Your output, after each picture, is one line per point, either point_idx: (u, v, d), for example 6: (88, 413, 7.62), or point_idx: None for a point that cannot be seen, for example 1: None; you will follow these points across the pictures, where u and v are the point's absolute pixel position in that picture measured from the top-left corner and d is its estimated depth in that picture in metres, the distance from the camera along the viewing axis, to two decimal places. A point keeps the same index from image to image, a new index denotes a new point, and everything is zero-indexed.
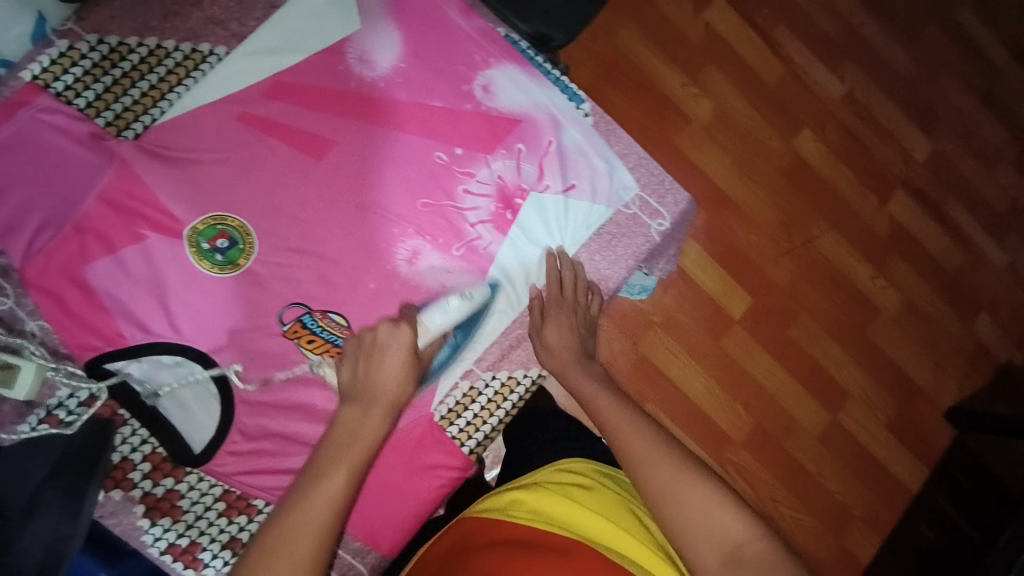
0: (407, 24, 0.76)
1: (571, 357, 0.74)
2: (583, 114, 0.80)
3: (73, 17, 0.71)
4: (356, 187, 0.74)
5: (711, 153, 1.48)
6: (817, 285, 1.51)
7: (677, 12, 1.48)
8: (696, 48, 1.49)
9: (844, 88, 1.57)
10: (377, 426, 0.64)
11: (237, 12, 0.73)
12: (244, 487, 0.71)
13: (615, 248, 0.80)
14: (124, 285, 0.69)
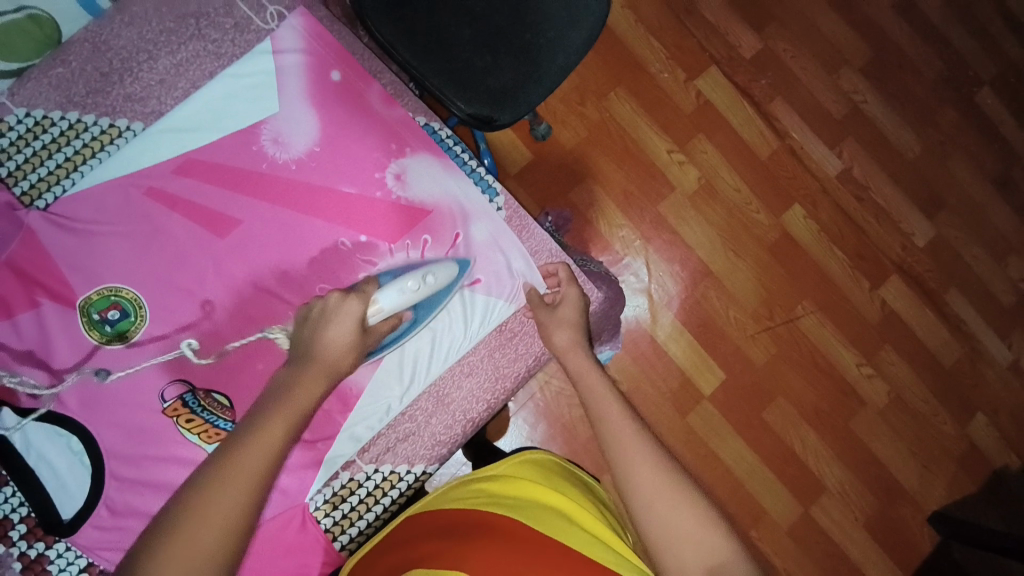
0: (325, 108, 0.77)
1: (575, 339, 0.72)
2: (496, 208, 0.80)
3: (5, 91, 0.73)
4: (255, 265, 0.74)
5: (690, 222, 1.39)
6: (798, 370, 1.39)
7: (667, 78, 1.41)
8: (685, 116, 1.41)
9: (841, 164, 1.46)
10: (308, 391, 0.61)
11: (158, 90, 0.76)
12: (105, 562, 0.69)
13: (516, 345, 0.78)
14: (15, 348, 0.70)
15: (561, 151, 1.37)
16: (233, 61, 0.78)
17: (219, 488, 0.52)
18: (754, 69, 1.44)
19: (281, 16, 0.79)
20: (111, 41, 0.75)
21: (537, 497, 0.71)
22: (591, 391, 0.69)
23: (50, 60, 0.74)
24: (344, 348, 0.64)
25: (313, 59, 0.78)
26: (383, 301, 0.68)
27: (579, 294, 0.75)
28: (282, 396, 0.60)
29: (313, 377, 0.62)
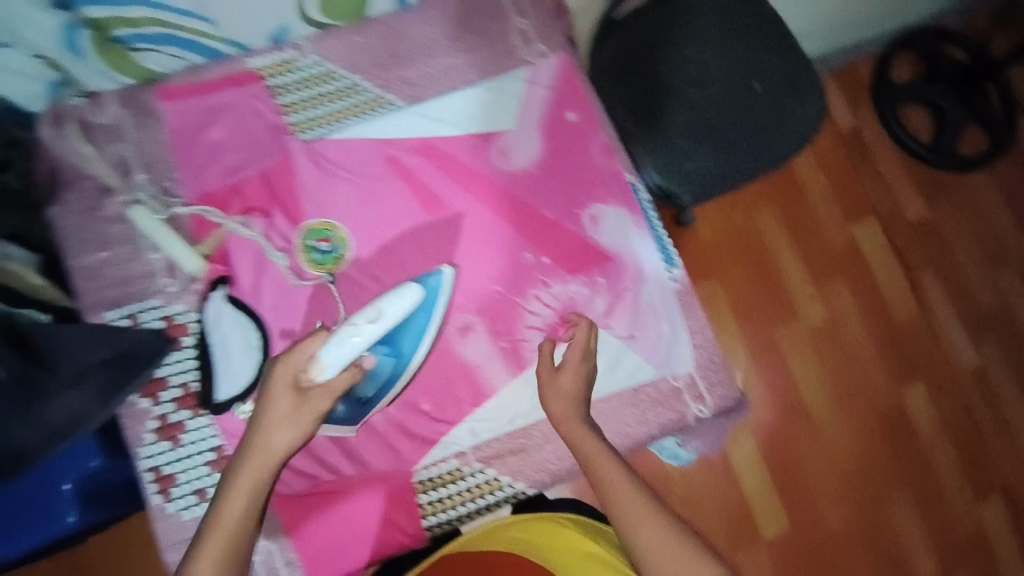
0: (553, 140, 0.85)
1: (575, 407, 0.72)
2: (671, 278, 0.83)
3: (308, 36, 0.83)
4: (448, 250, 0.82)
5: (806, 359, 1.34)
6: (872, 555, 1.28)
7: (826, 215, 1.41)
8: (832, 258, 1.39)
9: (976, 360, 1.39)
10: (286, 443, 0.63)
11: (428, 79, 0.85)
12: (237, 450, 0.75)
13: (646, 411, 0.80)
14: (241, 243, 0.80)
15: (698, 242, 1.35)
16: (494, 76, 0.86)
17: (216, 510, 0.61)
18: (914, 236, 1.42)
19: (545, 53, 0.86)
20: (405, 31, 0.85)
21: (575, 544, 0.80)
22: (599, 464, 0.67)
23: (352, 28, 0.84)
24: (317, 409, 0.63)
25: (558, 96, 0.86)
26: (326, 360, 0.63)
27: (580, 360, 0.75)
28: (247, 460, 0.62)
29: (279, 413, 0.62)
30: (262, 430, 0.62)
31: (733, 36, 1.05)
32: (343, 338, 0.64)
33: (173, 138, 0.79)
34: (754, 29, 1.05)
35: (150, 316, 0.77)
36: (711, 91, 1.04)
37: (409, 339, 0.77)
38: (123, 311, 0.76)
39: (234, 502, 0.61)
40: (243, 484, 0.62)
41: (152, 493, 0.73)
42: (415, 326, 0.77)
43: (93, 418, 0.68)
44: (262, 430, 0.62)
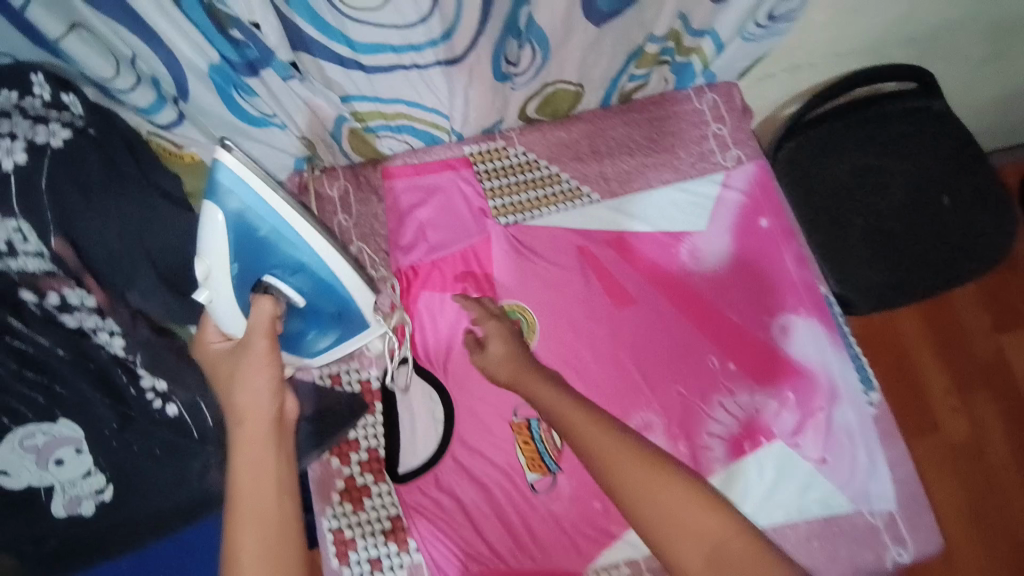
0: (743, 244, 0.84)
1: (510, 362, 0.72)
2: (868, 403, 0.79)
3: (517, 128, 0.89)
4: (632, 345, 0.83)
5: (942, 479, 1.20)
6: None
7: (974, 325, 1.29)
8: (982, 371, 1.26)
9: None
10: (257, 388, 0.58)
11: (624, 177, 0.88)
12: (413, 523, 0.76)
13: (838, 545, 0.75)
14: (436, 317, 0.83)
15: None
16: (689, 179, 0.87)
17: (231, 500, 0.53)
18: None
19: (741, 159, 0.88)
20: (607, 131, 0.89)
21: None
22: (563, 411, 0.62)
23: (559, 124, 0.89)
24: (270, 352, 0.59)
25: (751, 201, 0.86)
26: (218, 314, 0.66)
27: (502, 326, 0.77)
28: (238, 400, 0.57)
29: (236, 383, 0.58)
30: (241, 391, 0.58)
31: (920, 145, 1.02)
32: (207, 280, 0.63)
33: (387, 215, 0.86)
34: (948, 138, 1.02)
35: (350, 379, 0.82)
36: (894, 200, 1.02)
37: (267, 253, 0.64)
38: (326, 371, 0.82)
39: (247, 463, 0.53)
40: (249, 419, 0.56)
41: (331, 555, 0.74)
42: (285, 242, 0.63)
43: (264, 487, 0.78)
44: (232, 393, 0.58)
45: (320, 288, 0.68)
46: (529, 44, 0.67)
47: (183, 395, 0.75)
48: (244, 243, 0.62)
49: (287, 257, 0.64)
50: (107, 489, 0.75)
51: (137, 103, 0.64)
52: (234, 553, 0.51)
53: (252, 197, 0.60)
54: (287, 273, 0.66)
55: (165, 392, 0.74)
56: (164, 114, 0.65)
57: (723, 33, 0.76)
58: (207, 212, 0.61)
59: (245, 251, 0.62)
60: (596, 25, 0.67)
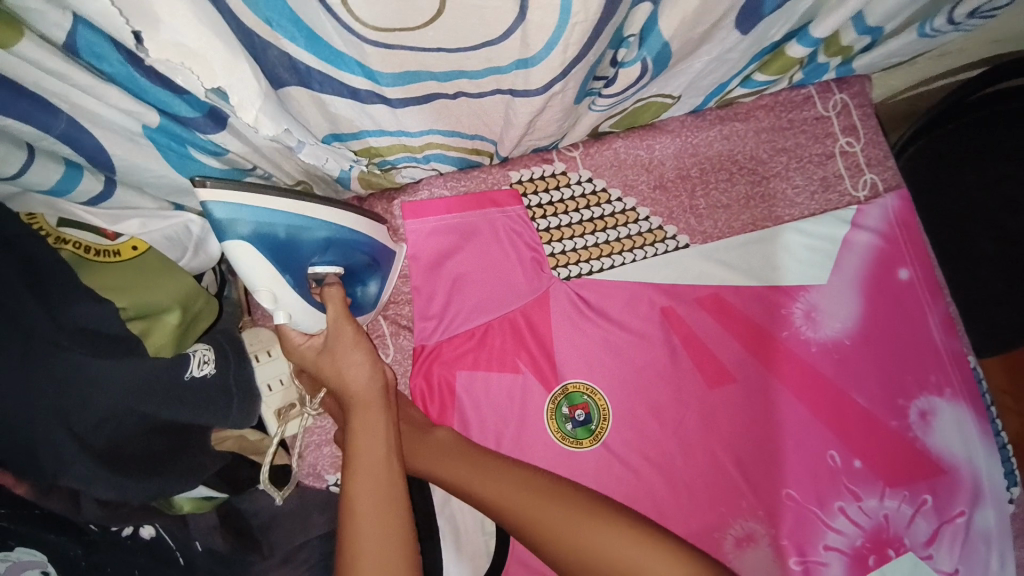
0: (874, 303, 0.66)
1: (406, 437, 0.60)
2: (1010, 499, 0.66)
3: (580, 144, 0.66)
4: (730, 436, 0.65)
5: None
6: None
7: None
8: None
9: None
10: (360, 375, 0.52)
11: (721, 211, 0.67)
12: None
13: None
14: (481, 403, 0.65)
15: None
16: (806, 216, 0.67)
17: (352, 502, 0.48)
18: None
19: (874, 187, 0.67)
20: (700, 148, 0.67)
21: None
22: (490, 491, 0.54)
23: (636, 138, 0.66)
24: (354, 328, 0.53)
25: (887, 246, 0.66)
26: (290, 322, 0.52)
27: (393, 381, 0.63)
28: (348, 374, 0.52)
29: (331, 369, 0.53)
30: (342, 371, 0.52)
31: None
32: (277, 307, 0.50)
33: (409, 268, 0.64)
34: None
35: None
36: None
37: (299, 248, 0.48)
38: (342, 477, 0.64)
39: (363, 433, 0.50)
40: (356, 404, 0.51)
41: None
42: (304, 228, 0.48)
43: None
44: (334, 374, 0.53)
45: (355, 250, 0.52)
46: (641, 60, 0.45)
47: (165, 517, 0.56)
48: (276, 249, 0.47)
49: (313, 234, 0.49)
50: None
51: (35, 184, 0.41)
52: (354, 540, 0.47)
53: (253, 207, 0.45)
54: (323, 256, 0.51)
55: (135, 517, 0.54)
56: (85, 188, 0.43)
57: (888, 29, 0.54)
58: (238, 254, 0.45)
59: (288, 257, 0.48)
60: (739, 32, 0.46)
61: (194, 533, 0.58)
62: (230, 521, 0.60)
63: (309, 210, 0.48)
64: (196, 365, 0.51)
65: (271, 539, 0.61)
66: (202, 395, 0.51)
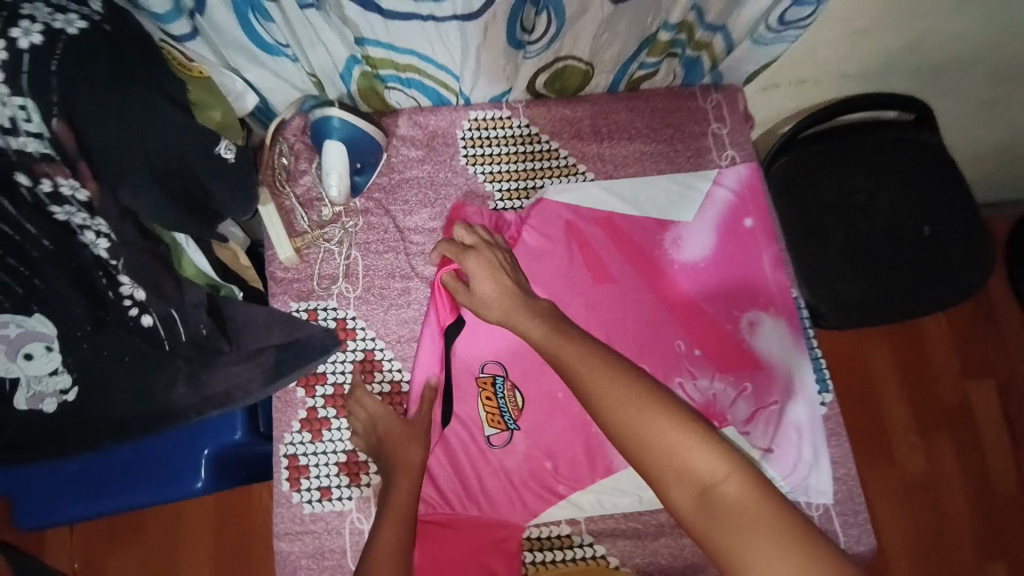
0: (723, 239, 0.87)
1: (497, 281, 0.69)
2: (821, 401, 0.81)
3: (524, 100, 0.91)
4: (605, 322, 0.85)
5: (916, 453, 1.51)
6: None
7: (943, 369, 1.56)
8: (944, 414, 1.54)
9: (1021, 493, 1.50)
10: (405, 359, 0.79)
11: (620, 160, 0.90)
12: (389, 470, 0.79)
13: (852, 519, 0.79)
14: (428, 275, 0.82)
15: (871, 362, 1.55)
16: (682, 172, 0.90)
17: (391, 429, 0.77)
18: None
19: (733, 160, 0.91)
20: (610, 115, 0.90)
21: None
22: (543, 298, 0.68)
23: (565, 102, 0.90)
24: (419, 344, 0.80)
25: (738, 202, 0.88)
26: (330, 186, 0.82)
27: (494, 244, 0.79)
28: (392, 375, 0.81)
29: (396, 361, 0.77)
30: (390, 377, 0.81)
31: (906, 176, 1.05)
32: (333, 184, 0.82)
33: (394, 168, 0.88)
34: (937, 176, 1.05)
35: (328, 315, 0.83)
36: (875, 224, 1.05)
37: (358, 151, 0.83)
38: (305, 304, 0.83)
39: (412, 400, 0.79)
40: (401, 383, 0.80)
41: (283, 480, 0.78)
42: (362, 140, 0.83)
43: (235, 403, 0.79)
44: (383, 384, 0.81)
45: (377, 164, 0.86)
46: (546, 12, 0.70)
47: (162, 309, 0.75)
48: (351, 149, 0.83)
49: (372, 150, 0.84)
50: (72, 388, 0.75)
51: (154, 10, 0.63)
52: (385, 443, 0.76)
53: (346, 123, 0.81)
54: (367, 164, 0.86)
55: (143, 302, 0.73)
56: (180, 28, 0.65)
57: (731, 32, 0.79)
58: (331, 147, 0.81)
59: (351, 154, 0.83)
60: (612, 4, 0.70)
61: (184, 312, 0.76)
62: (215, 314, 0.78)
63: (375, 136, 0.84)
64: (223, 148, 0.67)
65: (240, 339, 0.80)
66: (228, 172, 0.67)
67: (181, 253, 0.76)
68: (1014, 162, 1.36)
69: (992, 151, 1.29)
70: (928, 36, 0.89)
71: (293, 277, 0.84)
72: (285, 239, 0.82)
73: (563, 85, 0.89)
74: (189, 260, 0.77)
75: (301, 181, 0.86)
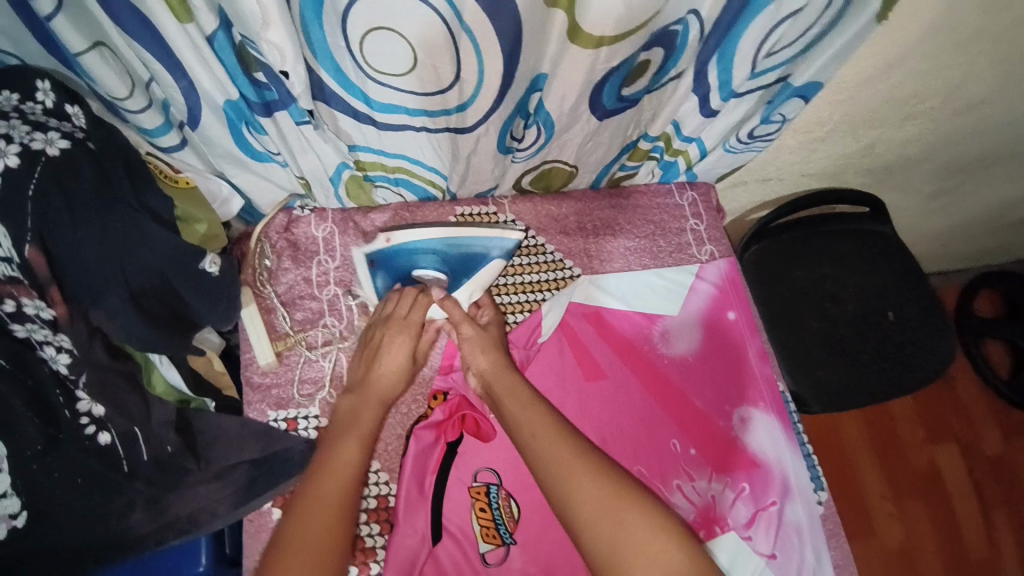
0: (709, 333, 0.89)
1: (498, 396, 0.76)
2: (817, 500, 0.80)
3: (509, 197, 0.92)
4: (600, 421, 0.84)
5: (895, 526, 1.51)
6: None
7: (909, 435, 1.60)
8: (915, 480, 1.56)
9: (999, 562, 1.51)
10: (398, 369, 0.77)
11: (606, 255, 0.91)
12: None
13: None
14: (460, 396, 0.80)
15: (839, 428, 1.59)
16: (665, 267, 0.92)
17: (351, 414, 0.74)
18: (994, 473, 1.59)
19: (713, 255, 0.94)
20: (594, 212, 0.92)
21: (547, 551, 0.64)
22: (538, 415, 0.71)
23: (550, 198, 0.92)
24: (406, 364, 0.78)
25: (721, 295, 0.91)
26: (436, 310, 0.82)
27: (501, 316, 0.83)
28: (345, 439, 0.72)
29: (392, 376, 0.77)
30: (342, 428, 0.73)
31: (866, 263, 1.12)
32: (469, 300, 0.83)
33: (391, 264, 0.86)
34: (894, 262, 1.12)
35: (307, 425, 0.78)
36: (844, 309, 1.10)
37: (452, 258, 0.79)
38: (283, 412, 0.78)
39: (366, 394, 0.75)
40: None
41: None
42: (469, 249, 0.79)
43: (206, 524, 0.71)
44: (341, 426, 0.73)
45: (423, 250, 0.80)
46: (536, 124, 0.72)
47: (121, 425, 0.65)
48: (449, 261, 0.80)
49: (476, 248, 0.79)
50: (23, 513, 0.61)
51: (141, 124, 0.62)
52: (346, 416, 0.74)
53: (419, 243, 0.78)
54: (502, 254, 0.79)
55: (102, 418, 0.64)
56: (168, 140, 0.65)
57: (706, 142, 0.83)
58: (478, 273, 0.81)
59: (462, 262, 0.80)
60: (597, 118, 0.72)
61: (150, 431, 0.68)
62: (183, 429, 0.72)
63: (472, 239, 0.78)
64: (207, 264, 0.66)
65: (209, 455, 0.73)
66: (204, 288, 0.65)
67: (153, 370, 0.71)
68: (949, 240, 1.48)
69: (930, 231, 1.40)
70: (879, 143, 0.98)
71: (270, 384, 0.79)
72: (264, 342, 0.79)
73: (547, 182, 0.91)
74: (160, 376, 0.72)
75: (282, 281, 0.83)
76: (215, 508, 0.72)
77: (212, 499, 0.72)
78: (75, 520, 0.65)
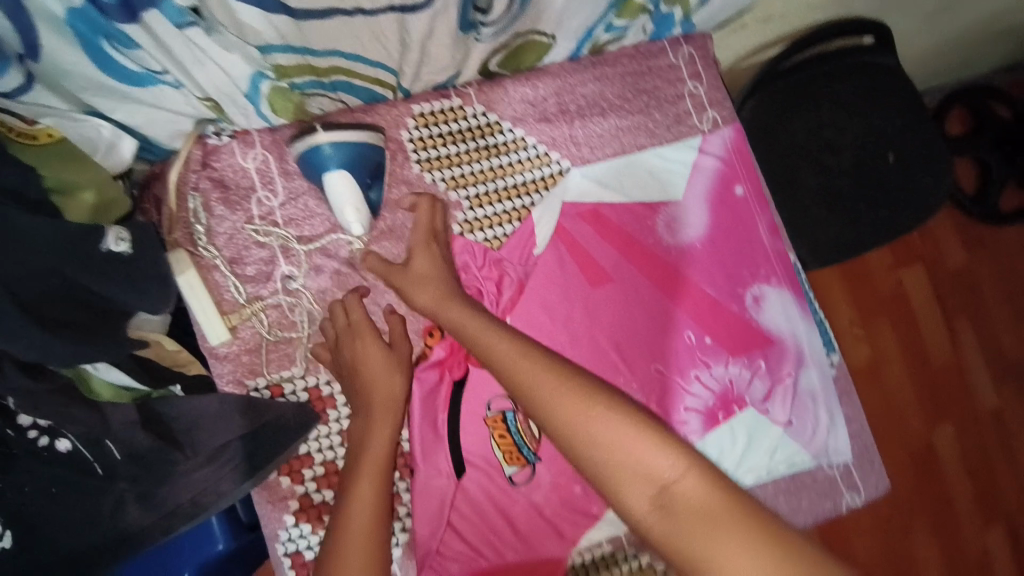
0: (716, 212, 0.81)
1: None
2: (830, 364, 0.81)
3: (474, 82, 0.74)
4: (610, 325, 0.78)
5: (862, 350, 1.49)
6: (926, 496, 1.48)
7: (876, 263, 1.51)
8: (881, 302, 1.51)
9: (962, 363, 1.54)
10: (379, 353, 0.65)
11: (597, 141, 0.78)
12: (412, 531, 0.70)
13: (867, 468, 0.81)
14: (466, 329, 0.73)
15: None
16: (664, 144, 0.80)
17: (357, 389, 0.65)
18: (954, 284, 1.55)
19: (716, 122, 0.82)
20: (577, 87, 0.77)
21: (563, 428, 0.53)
22: None
23: (523, 77, 0.75)
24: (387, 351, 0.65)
25: (727, 168, 0.81)
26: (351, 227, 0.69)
27: (428, 242, 0.67)
28: (370, 437, 0.62)
29: (376, 364, 0.65)
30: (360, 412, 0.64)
31: (869, 100, 1.00)
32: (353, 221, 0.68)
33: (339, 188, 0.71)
34: (899, 95, 1.00)
35: (295, 388, 0.70)
36: (842, 157, 1.01)
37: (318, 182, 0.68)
38: (263, 381, 0.69)
39: (366, 369, 0.65)
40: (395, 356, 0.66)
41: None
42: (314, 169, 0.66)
43: (215, 503, 0.63)
44: (360, 403, 0.64)
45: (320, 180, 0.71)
46: None
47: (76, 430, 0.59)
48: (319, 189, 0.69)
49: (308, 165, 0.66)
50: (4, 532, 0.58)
51: None
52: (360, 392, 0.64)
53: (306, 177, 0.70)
54: (329, 162, 0.65)
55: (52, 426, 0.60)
56: (8, 81, 0.48)
57: None
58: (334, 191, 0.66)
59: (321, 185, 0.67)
60: None
61: (120, 437, 0.61)
62: (152, 423, 0.63)
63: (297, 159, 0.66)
64: (112, 243, 0.54)
65: (194, 440, 0.64)
66: (118, 272, 0.53)
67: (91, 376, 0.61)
68: (938, 58, 1.36)
69: (921, 50, 1.27)
70: None
71: (239, 351, 0.69)
72: (211, 313, 0.67)
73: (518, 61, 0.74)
74: (102, 381, 0.62)
75: (219, 232, 0.68)
76: (217, 488, 0.64)
77: (210, 479, 0.64)
78: (62, 526, 0.60)
